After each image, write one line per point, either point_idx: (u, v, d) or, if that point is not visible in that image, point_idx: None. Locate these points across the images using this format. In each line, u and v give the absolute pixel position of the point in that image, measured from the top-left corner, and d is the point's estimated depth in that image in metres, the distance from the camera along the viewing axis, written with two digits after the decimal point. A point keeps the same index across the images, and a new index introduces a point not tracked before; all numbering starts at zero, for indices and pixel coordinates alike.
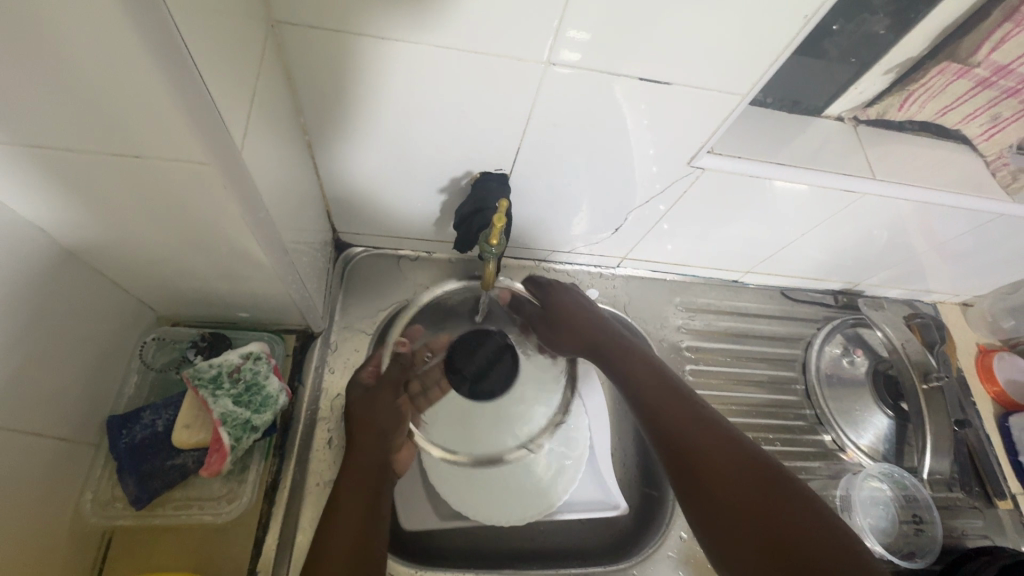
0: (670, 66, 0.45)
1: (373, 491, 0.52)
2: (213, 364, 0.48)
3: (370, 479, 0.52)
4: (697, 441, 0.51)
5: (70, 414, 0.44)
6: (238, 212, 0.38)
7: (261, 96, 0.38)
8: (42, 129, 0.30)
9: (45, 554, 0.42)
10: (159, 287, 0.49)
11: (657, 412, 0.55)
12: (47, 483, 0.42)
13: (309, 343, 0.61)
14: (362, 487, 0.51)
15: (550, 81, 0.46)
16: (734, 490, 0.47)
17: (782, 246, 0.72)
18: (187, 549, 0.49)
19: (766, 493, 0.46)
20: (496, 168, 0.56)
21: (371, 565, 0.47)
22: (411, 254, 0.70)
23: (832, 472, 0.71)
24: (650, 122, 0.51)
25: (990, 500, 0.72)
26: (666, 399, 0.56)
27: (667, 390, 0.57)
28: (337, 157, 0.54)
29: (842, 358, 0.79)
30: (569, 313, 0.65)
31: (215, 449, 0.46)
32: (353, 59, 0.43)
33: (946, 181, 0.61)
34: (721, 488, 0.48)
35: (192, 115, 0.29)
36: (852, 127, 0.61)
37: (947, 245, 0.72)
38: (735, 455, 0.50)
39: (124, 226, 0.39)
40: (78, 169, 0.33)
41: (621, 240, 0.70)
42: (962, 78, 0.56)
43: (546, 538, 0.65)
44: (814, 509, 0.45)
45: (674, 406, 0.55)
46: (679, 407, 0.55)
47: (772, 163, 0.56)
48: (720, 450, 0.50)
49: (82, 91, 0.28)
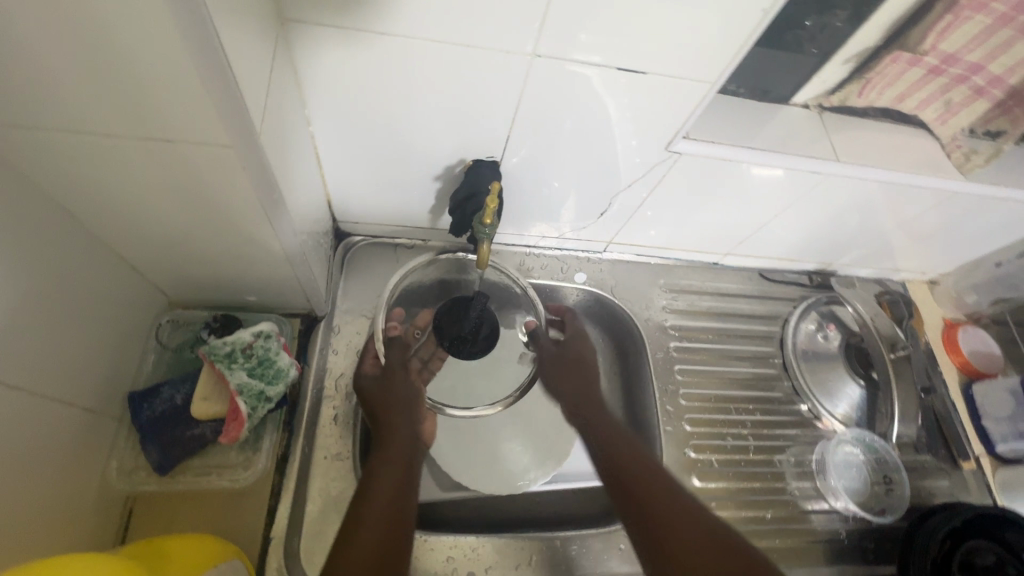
0: (644, 57, 0.49)
1: (407, 463, 0.55)
2: (226, 342, 0.51)
3: (404, 449, 0.56)
4: (649, 492, 0.56)
5: (94, 386, 0.48)
6: (254, 194, 0.42)
7: (273, 88, 0.41)
8: (84, 114, 0.34)
9: (77, 514, 0.45)
10: (174, 271, 0.52)
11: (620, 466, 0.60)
12: (77, 449, 0.45)
13: (314, 326, 0.65)
14: (396, 461, 0.55)
15: (535, 73, 0.50)
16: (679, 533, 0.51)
17: (758, 228, 0.76)
18: (206, 514, 0.52)
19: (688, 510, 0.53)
20: (487, 156, 0.60)
21: (406, 528, 0.50)
22: (407, 243, 0.74)
23: (809, 439, 0.76)
24: (628, 110, 0.55)
25: (955, 462, 0.77)
26: (626, 457, 0.61)
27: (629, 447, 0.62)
28: (339, 149, 0.57)
29: (817, 333, 0.83)
30: (579, 360, 0.71)
31: (232, 418, 0.50)
32: (353, 54, 0.47)
33: (905, 162, 0.66)
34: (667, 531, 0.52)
35: (218, 97, 0.33)
36: (817, 114, 0.66)
37: (911, 225, 0.76)
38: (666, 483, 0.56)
39: (147, 210, 0.43)
40: (112, 152, 0.37)
41: (607, 225, 0.74)
42: (915, 66, 0.61)
43: (541, 507, 0.68)
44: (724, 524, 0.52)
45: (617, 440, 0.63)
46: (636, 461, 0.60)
47: (743, 148, 0.61)
48: (667, 500, 0.54)
49: (123, 79, 0.31)
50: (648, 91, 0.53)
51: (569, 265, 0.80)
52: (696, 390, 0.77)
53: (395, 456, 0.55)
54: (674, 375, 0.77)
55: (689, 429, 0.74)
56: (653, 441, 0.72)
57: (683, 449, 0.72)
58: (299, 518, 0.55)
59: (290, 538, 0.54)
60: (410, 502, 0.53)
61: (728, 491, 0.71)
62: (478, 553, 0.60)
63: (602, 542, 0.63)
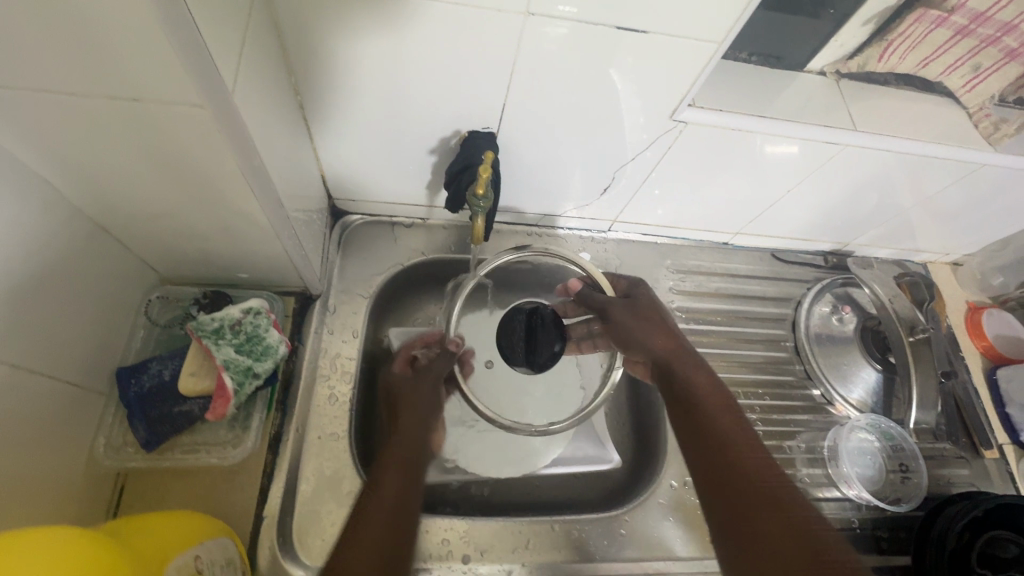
0: (648, 14, 0.46)
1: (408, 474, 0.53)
2: (215, 318, 0.51)
3: (409, 454, 0.55)
4: (732, 447, 0.52)
5: (79, 360, 0.47)
6: (235, 160, 0.40)
7: (250, 51, 0.39)
8: (46, 72, 0.32)
9: (64, 489, 0.45)
10: (163, 247, 0.51)
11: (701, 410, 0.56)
12: (62, 425, 0.45)
13: (309, 305, 0.63)
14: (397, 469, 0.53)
15: (531, 33, 0.47)
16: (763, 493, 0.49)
17: (770, 205, 0.73)
18: (196, 492, 0.52)
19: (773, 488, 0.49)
20: (483, 127, 0.58)
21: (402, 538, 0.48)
22: (405, 221, 0.72)
23: (822, 424, 0.74)
24: (633, 75, 0.52)
25: (977, 451, 0.74)
26: (721, 411, 0.56)
27: (726, 410, 0.56)
28: (331, 120, 0.55)
29: (831, 316, 0.80)
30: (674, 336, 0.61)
31: (219, 394, 0.49)
32: (341, 20, 0.45)
33: (930, 133, 0.62)
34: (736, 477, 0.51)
35: (185, 54, 0.31)
36: (834, 81, 0.63)
37: (935, 201, 0.72)
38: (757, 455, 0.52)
39: (126, 180, 0.42)
40: (82, 115, 0.35)
41: (612, 202, 0.72)
42: (941, 27, 0.57)
43: (541, 490, 0.67)
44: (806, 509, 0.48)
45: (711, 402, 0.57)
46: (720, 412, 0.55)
47: (755, 117, 0.57)
48: (754, 459, 0.51)
49: (82, 35, 0.30)
50: (653, 53, 0.50)
51: (572, 244, 0.77)
52: None
53: (400, 452, 0.54)
54: None
55: None
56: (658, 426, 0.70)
57: None
58: (292, 497, 0.54)
59: (283, 517, 0.53)
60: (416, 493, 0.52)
61: None
62: (473, 536, 0.58)
63: (602, 526, 0.61)
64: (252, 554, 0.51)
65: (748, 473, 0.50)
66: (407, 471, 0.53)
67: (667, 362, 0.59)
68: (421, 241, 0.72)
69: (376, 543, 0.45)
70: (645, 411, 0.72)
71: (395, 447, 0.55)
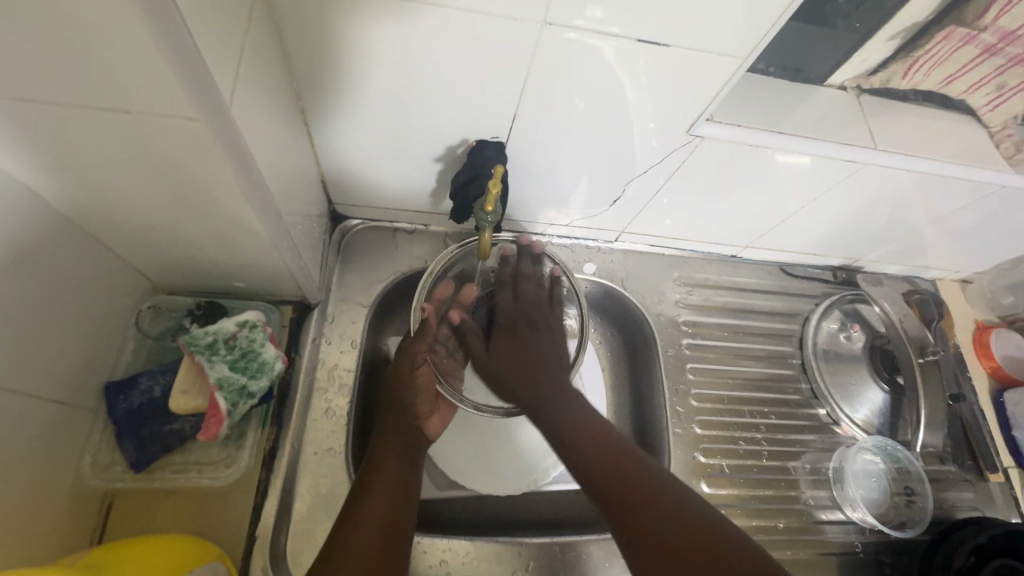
0: (667, 26, 0.44)
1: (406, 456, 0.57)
2: (208, 332, 0.49)
3: (401, 436, 0.58)
4: (623, 478, 0.48)
5: (66, 377, 0.45)
6: (230, 172, 0.37)
7: (250, 57, 0.37)
8: (29, 81, 0.30)
9: (48, 512, 0.43)
10: (155, 255, 0.49)
11: (619, 453, 0.51)
12: (47, 444, 0.43)
13: (307, 314, 0.61)
14: (393, 450, 0.56)
15: (546, 41, 0.45)
16: (662, 525, 0.44)
17: (782, 220, 0.71)
18: (187, 513, 0.50)
19: (677, 520, 0.44)
20: (492, 137, 0.56)
21: (405, 519, 0.52)
22: (407, 227, 0.70)
23: (827, 445, 0.73)
24: (648, 87, 0.50)
25: (982, 474, 0.73)
26: (612, 460, 0.50)
27: (598, 436, 0.52)
28: (332, 125, 0.53)
29: (839, 333, 0.79)
30: (536, 349, 0.60)
31: (211, 414, 0.48)
32: (343, 23, 0.43)
33: (950, 152, 0.60)
34: (636, 512, 0.46)
35: (177, 62, 0.29)
36: (855, 96, 0.61)
37: (949, 221, 0.71)
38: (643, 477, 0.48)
39: (117, 190, 0.39)
40: (69, 125, 0.33)
41: (620, 213, 0.69)
42: (969, 44, 0.56)
43: (543, 508, 0.65)
44: (700, 518, 0.44)
45: (592, 439, 0.52)
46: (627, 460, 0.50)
47: (772, 132, 0.55)
48: (671, 514, 0.45)
49: (66, 40, 0.27)
50: (668, 66, 0.48)
51: (578, 254, 0.75)
52: (707, 390, 0.73)
53: (392, 458, 0.55)
54: (685, 374, 0.73)
55: (699, 432, 0.70)
56: (662, 444, 0.69)
57: (692, 453, 0.69)
58: (287, 516, 0.53)
59: (278, 536, 0.52)
60: (413, 494, 0.54)
61: (738, 499, 0.67)
62: (472, 558, 0.57)
63: (603, 548, 0.60)
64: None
65: (644, 502, 0.46)
66: (403, 469, 0.55)
67: (510, 369, 0.59)
68: (424, 248, 0.70)
69: (380, 536, 0.49)
70: (649, 427, 0.71)
71: (389, 448, 0.56)
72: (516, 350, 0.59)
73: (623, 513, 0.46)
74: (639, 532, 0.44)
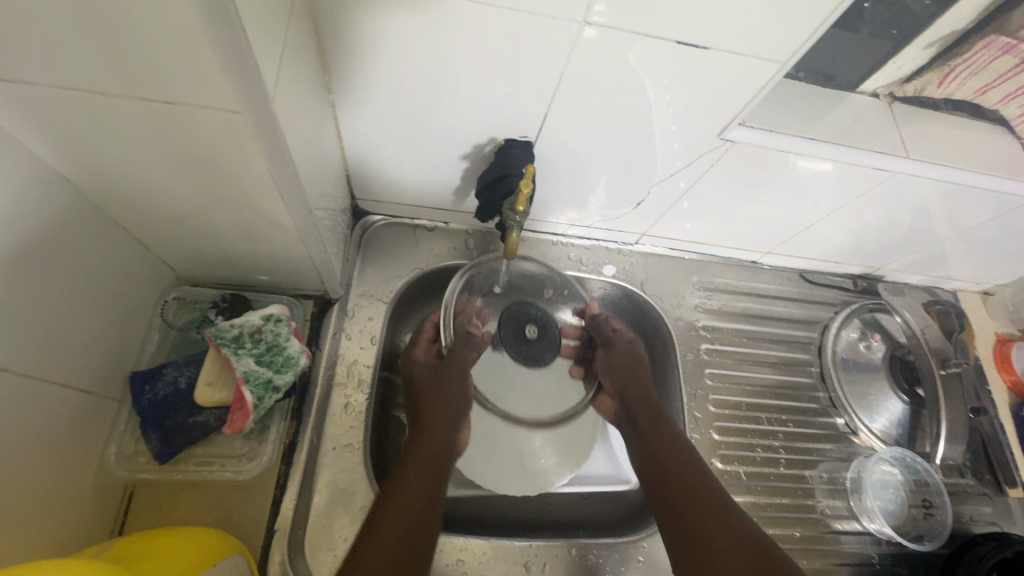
0: (708, 29, 0.43)
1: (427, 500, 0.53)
2: (235, 325, 0.50)
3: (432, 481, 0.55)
4: (683, 477, 0.56)
5: (92, 365, 0.45)
6: (266, 165, 0.37)
7: (291, 51, 0.37)
8: (75, 69, 0.30)
9: (72, 501, 0.43)
10: (181, 246, 0.49)
11: (662, 489, 0.57)
12: (73, 432, 0.43)
13: (327, 309, 0.61)
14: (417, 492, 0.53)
15: (582, 42, 0.45)
16: (699, 506, 0.54)
17: (806, 227, 0.70)
18: (207, 506, 0.50)
19: (711, 509, 0.53)
20: (521, 136, 0.55)
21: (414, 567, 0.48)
22: (427, 224, 0.69)
23: (844, 454, 0.72)
24: (679, 91, 0.49)
25: (1000, 488, 0.72)
26: (672, 455, 0.59)
27: (669, 439, 0.60)
28: (361, 119, 0.53)
29: (859, 342, 0.78)
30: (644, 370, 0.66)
31: (238, 407, 0.48)
32: (381, 21, 0.43)
33: (982, 161, 0.59)
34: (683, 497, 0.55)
35: (229, 57, 0.29)
36: (886, 103, 0.60)
37: (974, 233, 0.70)
38: (699, 477, 0.56)
39: (151, 181, 0.39)
40: (108, 114, 0.33)
41: (643, 215, 0.69)
42: (1008, 54, 0.55)
43: (559, 510, 0.65)
44: (727, 516, 0.53)
45: (655, 430, 0.61)
46: (684, 473, 0.57)
47: (802, 137, 0.55)
48: (707, 505, 0.54)
49: (115, 27, 0.27)
50: (703, 71, 0.47)
51: (597, 256, 0.75)
52: (725, 396, 0.72)
53: (411, 499, 0.52)
54: (703, 379, 0.72)
55: (717, 438, 0.70)
56: None
57: (710, 458, 0.68)
58: (305, 511, 0.53)
59: (296, 529, 0.52)
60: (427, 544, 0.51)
61: (754, 507, 0.67)
62: (489, 558, 0.57)
63: (618, 552, 0.60)
64: (262, 570, 0.49)
65: (685, 487, 0.56)
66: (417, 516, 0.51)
67: (624, 385, 0.65)
68: (443, 245, 0.69)
69: None
70: None
71: (405, 487, 0.53)
72: (628, 377, 0.66)
73: (672, 489, 0.56)
74: (677, 502, 0.55)
